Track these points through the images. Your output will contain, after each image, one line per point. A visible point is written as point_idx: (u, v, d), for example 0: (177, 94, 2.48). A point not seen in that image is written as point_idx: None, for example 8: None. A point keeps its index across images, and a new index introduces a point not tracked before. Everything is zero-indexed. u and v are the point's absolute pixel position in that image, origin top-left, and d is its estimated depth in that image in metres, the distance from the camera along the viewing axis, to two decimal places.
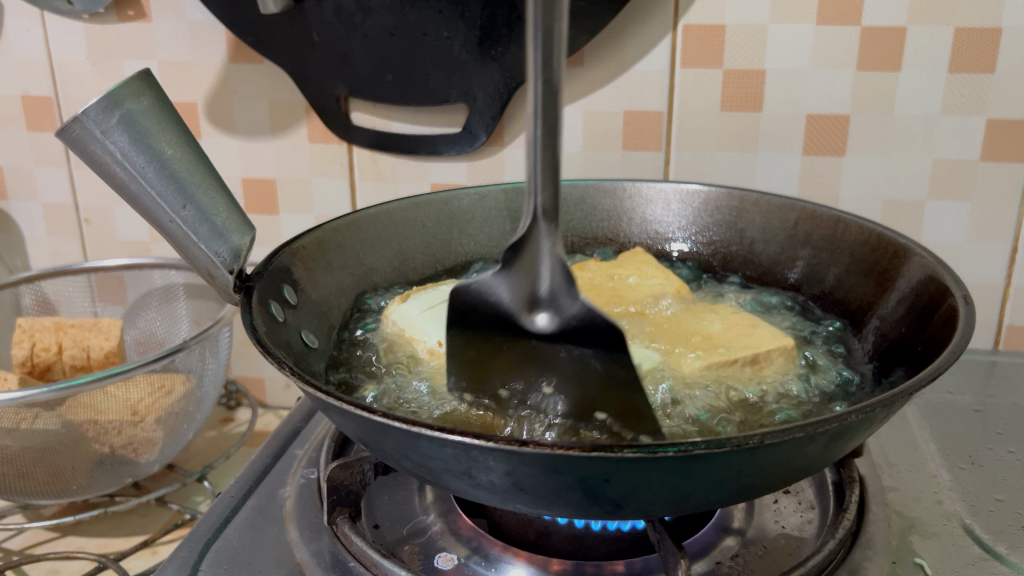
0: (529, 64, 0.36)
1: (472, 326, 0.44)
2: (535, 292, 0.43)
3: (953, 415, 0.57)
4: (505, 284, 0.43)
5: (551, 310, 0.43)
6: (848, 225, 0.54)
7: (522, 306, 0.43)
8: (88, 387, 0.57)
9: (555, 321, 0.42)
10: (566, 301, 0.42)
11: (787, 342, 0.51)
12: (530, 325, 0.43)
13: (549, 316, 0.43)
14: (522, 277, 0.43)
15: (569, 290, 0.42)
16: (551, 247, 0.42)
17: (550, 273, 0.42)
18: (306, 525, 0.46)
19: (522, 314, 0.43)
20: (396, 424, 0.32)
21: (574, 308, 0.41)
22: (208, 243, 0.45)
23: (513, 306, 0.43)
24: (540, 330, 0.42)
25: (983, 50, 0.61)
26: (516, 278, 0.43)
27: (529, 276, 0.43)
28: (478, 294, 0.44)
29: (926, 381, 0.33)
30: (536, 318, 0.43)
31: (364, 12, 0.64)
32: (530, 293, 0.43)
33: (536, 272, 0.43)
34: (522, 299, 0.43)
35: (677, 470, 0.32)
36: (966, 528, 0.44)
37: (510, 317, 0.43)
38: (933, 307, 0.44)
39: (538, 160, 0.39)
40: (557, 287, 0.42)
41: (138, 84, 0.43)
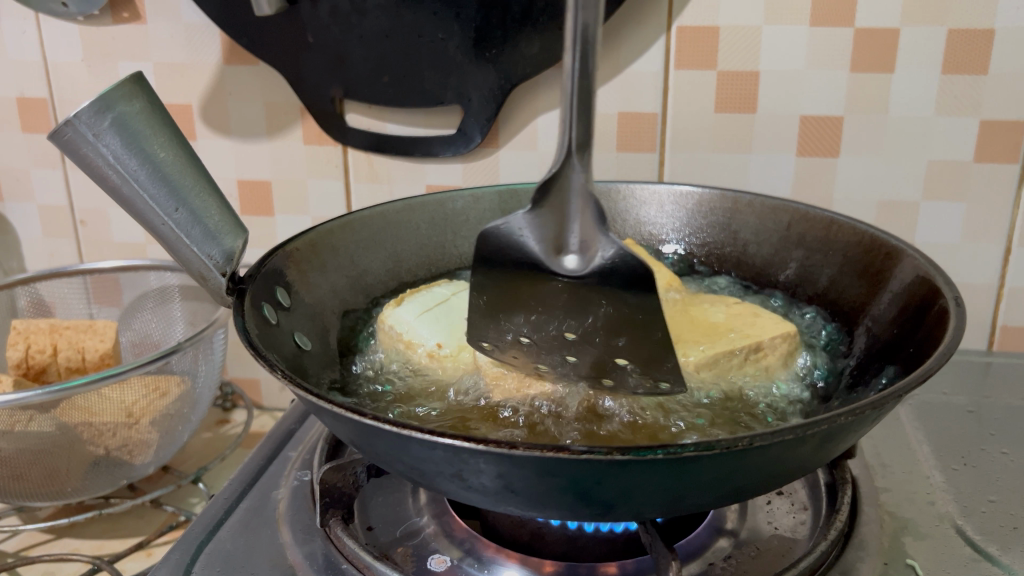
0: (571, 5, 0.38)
1: (507, 262, 0.49)
2: (564, 232, 0.48)
3: (946, 415, 0.57)
4: (536, 222, 0.48)
5: (578, 249, 0.48)
6: (841, 226, 0.54)
7: (553, 244, 0.48)
8: (83, 389, 0.56)
9: (583, 260, 0.48)
10: (594, 241, 0.47)
11: (789, 328, 0.52)
12: (561, 264, 0.48)
13: (577, 256, 0.48)
14: (552, 218, 0.47)
15: (597, 230, 0.47)
16: (583, 192, 0.45)
17: (579, 214, 0.47)
18: (300, 527, 0.46)
19: (552, 255, 0.48)
20: (387, 426, 0.32)
21: (602, 248, 0.47)
22: (201, 245, 0.45)
23: (543, 245, 0.48)
24: (569, 270, 0.48)
25: (976, 51, 0.61)
26: (547, 218, 0.48)
27: (559, 217, 0.47)
28: (511, 235, 0.49)
29: (916, 384, 0.33)
30: (564, 256, 0.48)
31: (359, 14, 0.65)
32: (558, 232, 0.48)
33: (565, 213, 0.47)
34: (552, 237, 0.48)
35: (667, 472, 0.32)
36: (958, 529, 0.44)
37: (541, 255, 0.48)
38: (924, 308, 0.44)
39: (573, 112, 0.41)
40: (586, 228, 0.47)
41: (130, 87, 0.43)
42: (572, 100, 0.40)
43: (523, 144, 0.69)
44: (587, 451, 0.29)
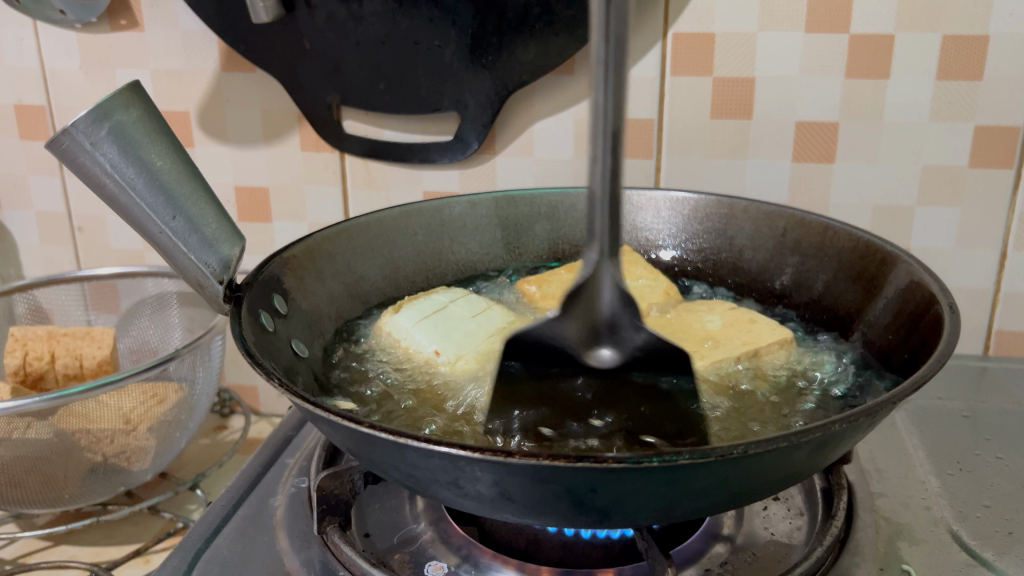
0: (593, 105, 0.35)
1: (532, 368, 0.44)
2: (596, 328, 0.42)
3: (942, 420, 0.57)
4: (562, 324, 0.42)
5: (613, 343, 0.42)
6: (837, 233, 0.54)
7: (582, 344, 0.42)
8: (80, 396, 0.57)
9: (618, 354, 0.42)
10: (630, 331, 0.42)
11: (787, 334, 0.52)
12: (593, 360, 0.42)
13: (612, 350, 0.42)
14: (580, 317, 0.42)
15: (633, 322, 0.42)
16: (615, 281, 0.41)
17: (612, 305, 0.42)
18: (297, 534, 0.46)
19: (584, 351, 0.42)
20: (383, 435, 0.32)
21: (640, 338, 0.42)
22: (198, 253, 0.45)
23: (575, 347, 0.42)
24: (607, 364, 0.42)
25: (970, 56, 0.61)
26: (575, 317, 0.42)
27: (588, 315, 0.42)
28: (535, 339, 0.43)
29: (910, 391, 0.33)
30: (598, 353, 0.42)
31: (355, 21, 0.65)
32: (589, 331, 0.42)
33: (596, 309, 0.42)
34: (582, 335, 0.42)
35: (662, 479, 0.32)
36: (953, 534, 0.45)
37: (572, 355, 0.42)
38: (919, 315, 0.44)
39: (601, 200, 0.37)
40: (618, 318, 0.42)
41: (128, 95, 0.43)
42: (603, 185, 0.36)
43: (519, 150, 0.70)
44: (582, 459, 0.30)
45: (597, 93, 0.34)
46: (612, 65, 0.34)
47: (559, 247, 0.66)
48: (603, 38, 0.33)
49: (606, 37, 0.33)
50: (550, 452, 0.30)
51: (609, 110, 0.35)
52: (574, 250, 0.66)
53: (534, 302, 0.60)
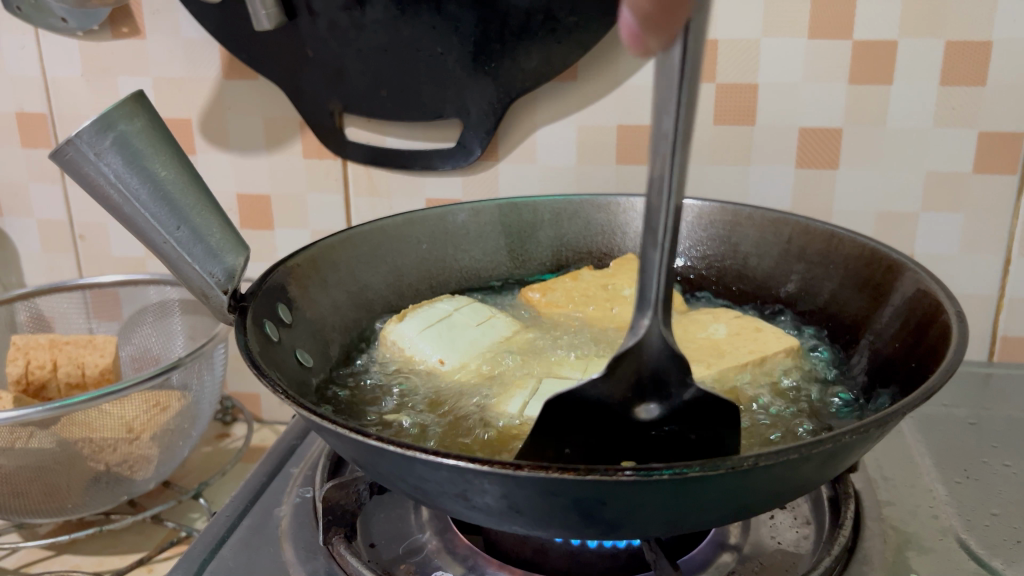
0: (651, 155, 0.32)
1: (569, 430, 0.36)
2: (642, 387, 0.37)
3: (948, 428, 0.57)
4: (601, 386, 0.36)
5: (659, 400, 0.37)
6: (843, 241, 0.54)
7: (627, 404, 0.36)
8: (83, 406, 0.56)
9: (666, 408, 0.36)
10: (677, 386, 0.37)
11: (793, 342, 0.52)
12: (639, 416, 0.36)
13: (659, 406, 0.36)
14: (624, 375, 0.36)
15: (681, 378, 0.37)
16: (666, 338, 0.36)
17: (660, 362, 0.37)
18: (302, 545, 0.46)
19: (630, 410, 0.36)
20: (392, 447, 0.32)
21: (690, 393, 0.36)
22: (203, 264, 0.45)
23: (618, 408, 0.36)
24: (655, 423, 0.36)
25: (973, 63, 0.61)
26: (618, 376, 0.36)
27: (633, 373, 0.36)
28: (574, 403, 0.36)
29: (920, 401, 0.33)
30: (645, 410, 0.36)
31: (358, 29, 0.65)
32: (633, 388, 0.36)
33: (642, 366, 0.36)
34: (625, 395, 0.36)
35: (672, 491, 0.32)
36: (961, 543, 0.44)
37: (617, 416, 0.36)
38: (926, 323, 0.44)
39: (657, 259, 0.35)
40: (664, 372, 0.37)
41: (132, 106, 0.43)
42: (661, 249, 0.35)
43: (522, 157, 0.70)
44: (591, 472, 0.30)
45: (660, 159, 0.32)
46: (679, 136, 0.31)
47: (562, 254, 0.65)
48: (671, 110, 0.31)
49: (675, 108, 0.31)
50: (559, 465, 0.30)
51: (671, 175, 0.32)
52: (578, 257, 0.66)
53: (537, 308, 0.60)
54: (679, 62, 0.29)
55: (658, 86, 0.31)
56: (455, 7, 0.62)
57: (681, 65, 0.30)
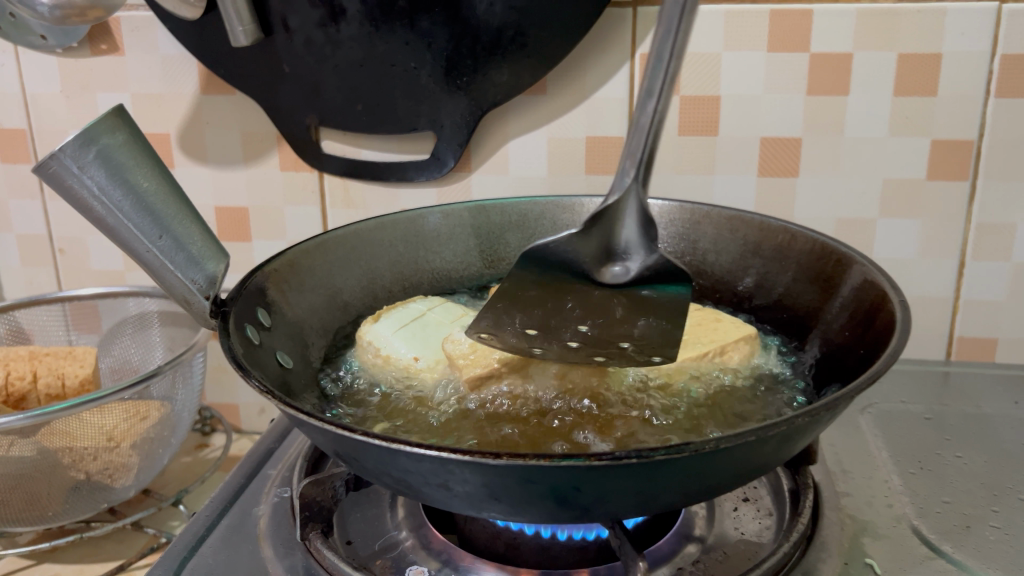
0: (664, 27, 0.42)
1: (548, 270, 0.46)
2: (611, 250, 0.46)
3: (905, 422, 0.59)
4: (577, 244, 0.45)
5: (626, 262, 0.46)
6: (797, 236, 0.57)
7: (597, 263, 0.46)
8: (64, 413, 0.57)
9: (629, 271, 0.45)
10: (642, 253, 0.45)
11: (751, 331, 0.54)
12: (604, 276, 0.46)
13: (623, 268, 0.46)
14: (599, 236, 0.45)
15: (646, 243, 0.45)
16: (640, 203, 0.44)
17: (630, 231, 0.45)
18: (280, 542, 0.47)
19: (598, 266, 0.46)
20: (376, 441, 0.34)
21: (650, 261, 0.45)
22: (185, 271, 0.46)
23: (589, 265, 0.46)
24: (618, 281, 0.46)
25: (925, 74, 0.64)
26: (594, 238, 0.45)
27: (605, 238, 0.45)
28: (554, 249, 0.45)
29: (867, 384, 0.35)
30: (611, 271, 0.46)
31: (333, 44, 0.66)
32: (604, 251, 0.46)
33: (615, 231, 0.45)
34: (598, 254, 0.46)
35: (639, 475, 0.33)
36: (914, 529, 0.46)
37: (587, 272, 0.46)
38: (874, 313, 0.46)
39: (647, 129, 0.42)
40: (633, 240, 0.45)
41: (113, 120, 0.45)
42: (654, 104, 0.42)
43: (494, 168, 0.72)
44: (566, 458, 0.31)
45: (667, 34, 0.42)
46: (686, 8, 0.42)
47: None
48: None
49: None
50: (535, 453, 0.32)
51: (674, 42, 0.42)
52: None
53: None
54: None
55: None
56: (428, 23, 0.64)
57: None
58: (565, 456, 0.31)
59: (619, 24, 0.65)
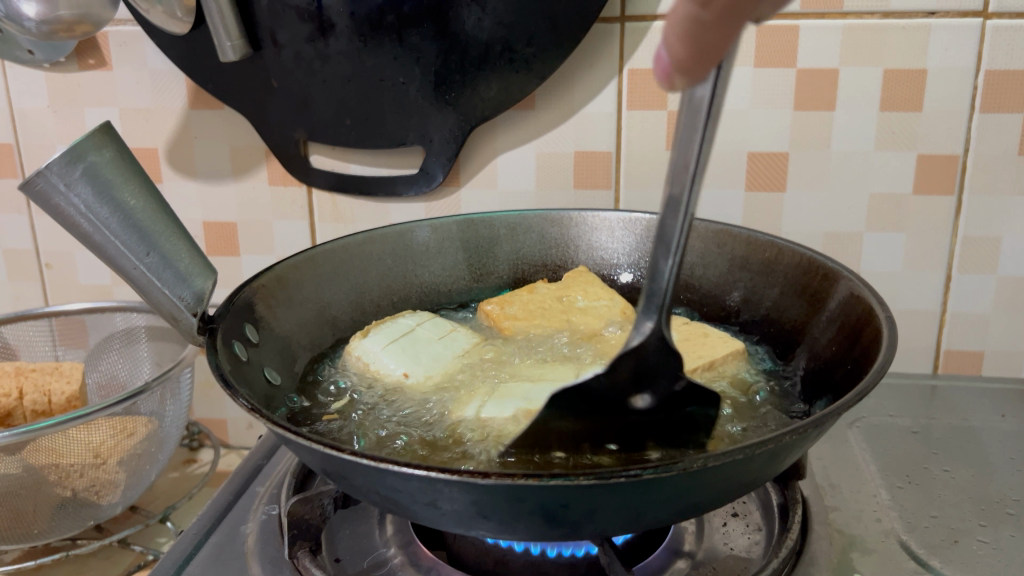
0: (673, 169, 0.36)
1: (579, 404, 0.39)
2: (638, 377, 0.39)
3: (893, 437, 0.59)
4: (604, 378, 0.39)
5: (652, 389, 0.40)
6: (783, 251, 0.57)
7: (624, 393, 0.39)
8: (50, 430, 0.57)
9: (657, 397, 0.40)
10: (669, 378, 0.40)
11: (737, 346, 0.55)
12: (636, 406, 0.39)
13: (652, 395, 0.40)
14: (625, 369, 0.39)
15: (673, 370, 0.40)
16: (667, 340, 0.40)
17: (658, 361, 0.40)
18: (268, 560, 0.47)
19: (625, 396, 0.39)
20: (364, 460, 0.33)
21: (680, 385, 0.40)
22: (172, 288, 0.46)
23: (617, 396, 0.39)
24: (648, 412, 0.40)
25: (910, 89, 0.64)
26: (620, 369, 0.39)
27: (632, 366, 0.39)
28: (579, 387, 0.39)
29: (854, 401, 0.35)
30: (639, 399, 0.39)
31: (322, 59, 0.66)
32: (630, 380, 0.39)
33: (641, 359, 0.39)
34: (623, 385, 0.39)
35: (627, 493, 0.33)
36: (902, 544, 0.46)
37: (615, 408, 0.39)
38: (860, 328, 0.47)
39: (668, 272, 0.38)
40: (659, 365, 0.40)
41: (99, 137, 0.45)
42: (673, 260, 0.38)
43: (482, 183, 0.72)
44: (556, 477, 0.31)
45: (678, 183, 0.36)
46: (699, 162, 0.35)
47: (521, 268, 0.68)
48: (696, 138, 0.34)
49: (700, 139, 0.34)
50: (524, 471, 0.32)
51: (688, 194, 0.36)
52: (534, 270, 0.68)
53: (495, 322, 0.61)
54: (708, 97, 0.33)
55: (683, 119, 0.34)
56: (417, 38, 0.64)
57: (710, 100, 0.33)
58: (555, 475, 0.31)
59: (606, 39, 0.65)
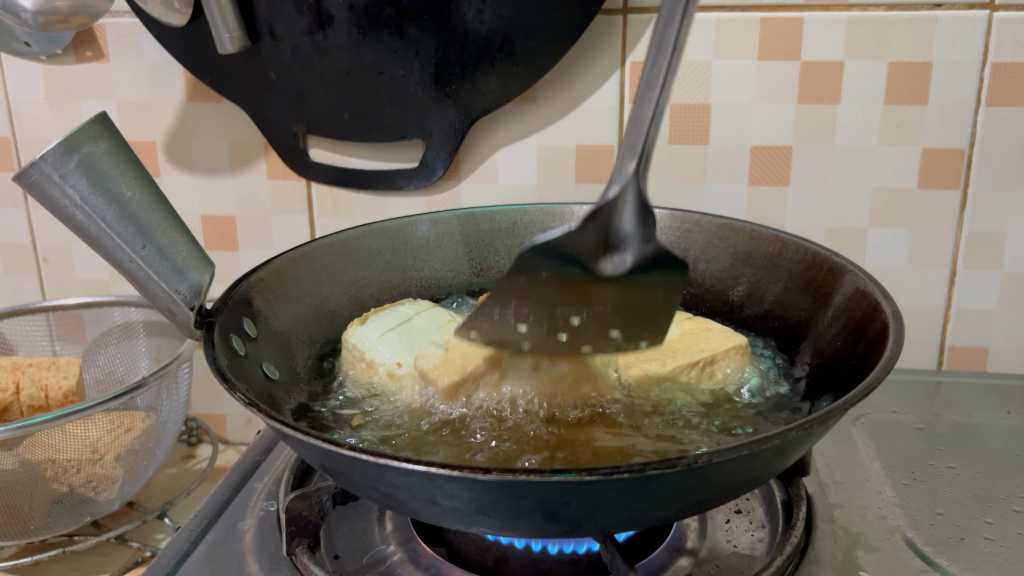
0: (663, 19, 0.40)
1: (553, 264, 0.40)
2: (608, 241, 0.41)
3: (897, 433, 0.59)
4: (579, 237, 0.40)
5: (622, 253, 0.42)
6: (788, 245, 0.56)
7: (596, 256, 0.41)
8: (46, 425, 0.56)
9: (628, 259, 0.42)
10: (637, 242, 0.42)
11: (741, 340, 0.54)
12: (605, 268, 0.41)
13: (622, 257, 0.42)
14: (598, 228, 0.41)
15: (643, 232, 0.42)
16: (638, 195, 0.41)
17: (629, 221, 0.41)
18: (266, 557, 0.46)
19: (597, 258, 0.41)
20: (363, 456, 0.33)
21: (649, 248, 0.42)
22: (169, 281, 0.46)
23: (590, 257, 0.41)
24: (618, 273, 0.42)
25: (915, 83, 0.63)
26: (595, 229, 0.41)
27: (604, 227, 0.41)
28: (555, 245, 0.39)
29: (861, 396, 0.35)
30: (608, 262, 0.42)
31: (321, 52, 0.66)
32: (601, 242, 0.41)
33: (613, 221, 0.41)
34: (594, 246, 0.41)
35: (630, 490, 0.33)
36: (907, 541, 0.46)
37: (589, 269, 0.41)
38: (866, 323, 0.46)
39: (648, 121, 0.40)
40: (629, 229, 0.42)
41: (95, 128, 0.44)
42: (657, 105, 0.39)
43: (482, 177, 0.71)
44: (557, 473, 0.31)
45: (669, 31, 0.40)
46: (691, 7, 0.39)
47: None
48: None
49: None
50: (525, 468, 0.31)
51: (675, 40, 0.40)
52: None
53: None
54: None
55: None
56: (416, 31, 0.63)
57: None
58: (557, 471, 0.31)
59: (609, 31, 0.64)
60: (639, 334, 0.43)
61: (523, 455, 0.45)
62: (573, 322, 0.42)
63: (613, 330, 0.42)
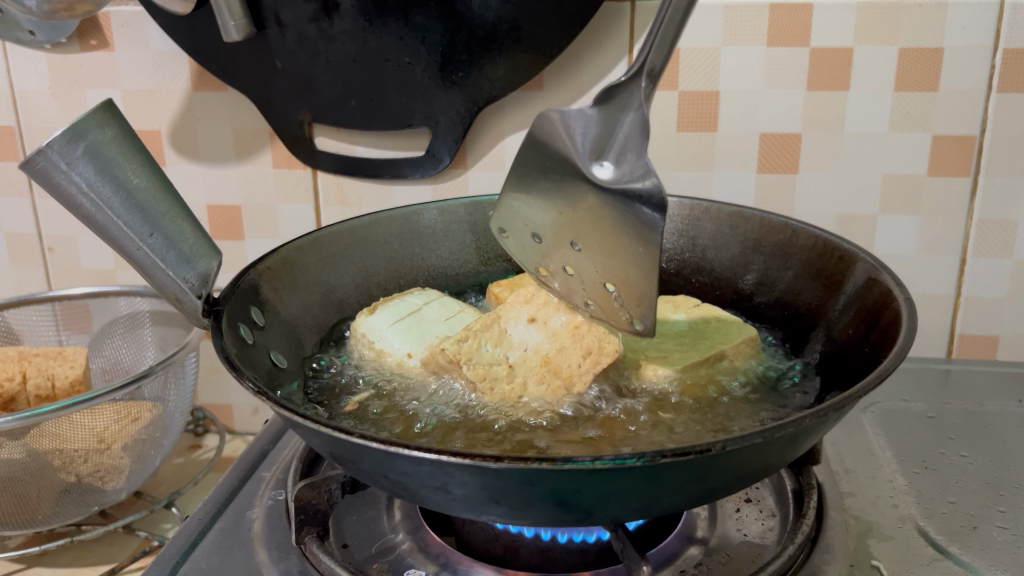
0: None
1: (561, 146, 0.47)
2: (608, 144, 0.45)
3: (907, 422, 0.58)
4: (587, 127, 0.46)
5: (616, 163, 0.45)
6: (798, 232, 0.56)
7: (594, 152, 0.46)
8: (54, 415, 0.56)
9: (615, 173, 0.45)
10: (631, 161, 0.44)
11: (752, 333, 0.54)
12: (597, 169, 0.46)
13: (613, 168, 0.45)
14: (604, 126, 0.45)
15: (637, 152, 0.43)
16: (638, 109, 0.43)
17: (629, 135, 0.44)
18: (274, 545, 0.46)
19: (593, 156, 0.46)
20: (373, 444, 0.32)
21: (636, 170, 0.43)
22: (176, 269, 0.46)
23: (587, 150, 0.46)
24: (602, 178, 0.45)
25: (926, 69, 0.63)
26: (600, 125, 0.45)
27: (609, 129, 0.45)
28: (563, 127, 0.47)
29: (875, 383, 0.34)
30: (602, 166, 0.45)
31: (326, 40, 0.65)
32: (603, 143, 0.45)
33: (614, 131, 0.45)
34: (597, 143, 0.46)
35: (643, 478, 0.33)
36: (919, 530, 0.46)
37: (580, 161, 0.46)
38: (878, 310, 0.46)
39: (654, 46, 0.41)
40: (631, 146, 0.44)
41: (102, 115, 0.43)
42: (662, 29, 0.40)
43: (489, 165, 0.71)
44: (570, 461, 0.31)
45: None
46: None
47: None
48: None
49: None
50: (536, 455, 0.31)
51: None
52: None
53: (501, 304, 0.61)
54: None
55: None
56: (422, 17, 0.63)
57: None
58: (568, 459, 0.31)
59: (617, 18, 0.64)
60: (625, 306, 0.45)
61: (533, 446, 0.45)
62: (574, 246, 0.47)
63: (607, 283, 0.46)
